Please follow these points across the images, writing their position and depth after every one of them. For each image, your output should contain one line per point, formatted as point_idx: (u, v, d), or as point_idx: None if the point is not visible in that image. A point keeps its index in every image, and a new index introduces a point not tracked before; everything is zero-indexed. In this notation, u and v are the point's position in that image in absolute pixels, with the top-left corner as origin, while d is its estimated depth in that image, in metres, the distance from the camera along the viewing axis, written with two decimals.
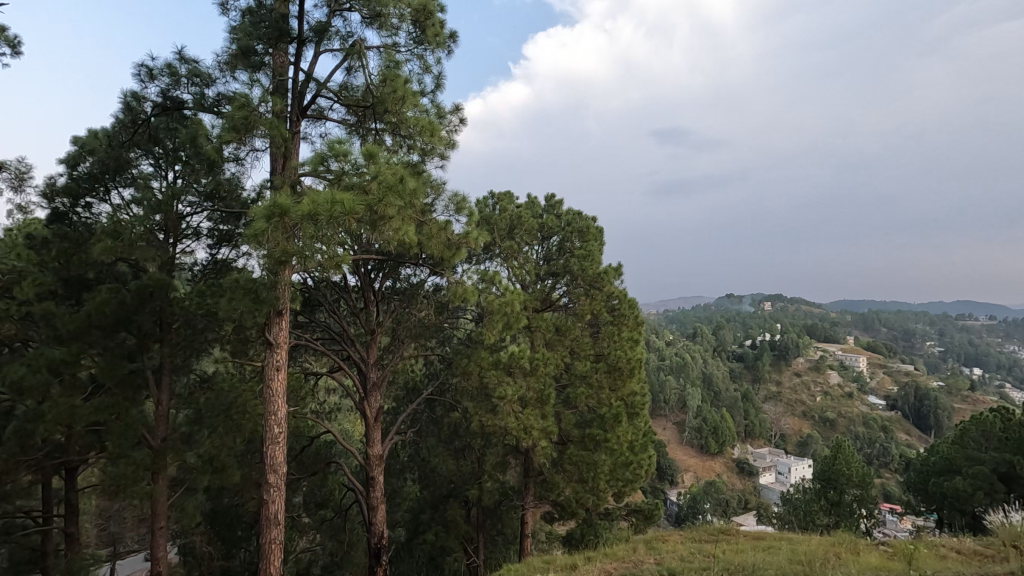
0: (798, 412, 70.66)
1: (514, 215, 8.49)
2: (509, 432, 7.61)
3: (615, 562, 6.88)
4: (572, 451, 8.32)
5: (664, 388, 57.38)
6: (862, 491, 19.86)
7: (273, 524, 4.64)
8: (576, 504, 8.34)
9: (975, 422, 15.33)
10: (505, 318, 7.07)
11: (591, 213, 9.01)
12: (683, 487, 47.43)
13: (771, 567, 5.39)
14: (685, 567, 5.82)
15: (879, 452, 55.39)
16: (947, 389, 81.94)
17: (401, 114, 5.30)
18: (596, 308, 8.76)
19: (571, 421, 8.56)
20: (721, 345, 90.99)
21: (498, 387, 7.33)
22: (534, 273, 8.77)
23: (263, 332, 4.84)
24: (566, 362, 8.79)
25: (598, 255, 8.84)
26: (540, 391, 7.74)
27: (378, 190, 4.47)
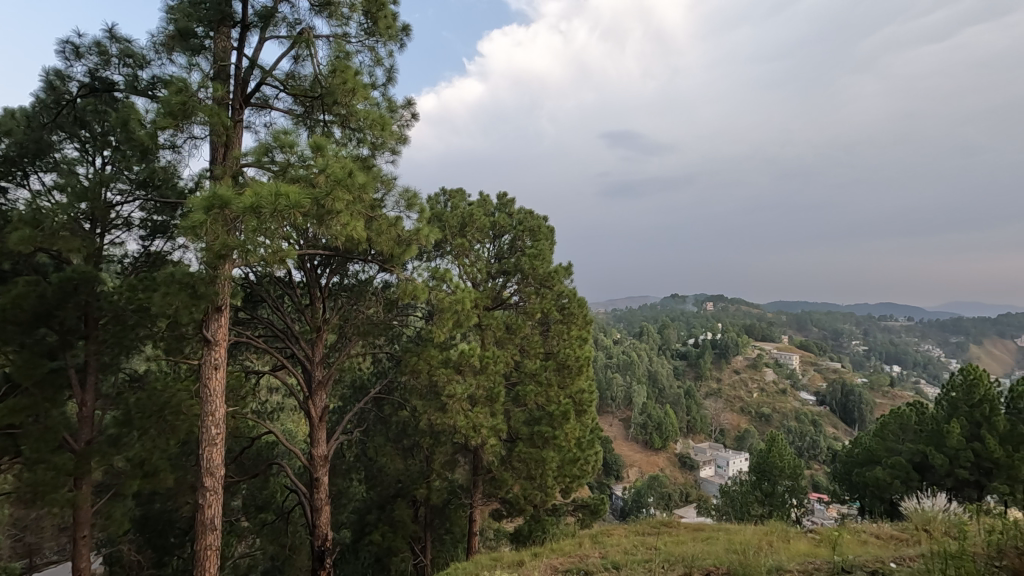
0: (737, 407, 73.86)
1: (465, 213, 8.50)
2: (458, 431, 7.61)
3: (561, 557, 7.02)
4: (521, 448, 8.40)
5: (611, 385, 58.80)
6: (794, 482, 21.02)
7: (210, 530, 4.45)
8: (523, 500, 8.55)
9: (894, 416, 16.67)
10: (455, 317, 7.02)
11: (543, 213, 9.13)
12: (628, 482, 48.72)
13: (710, 557, 5.67)
14: (628, 560, 6.01)
15: (809, 445, 58.67)
16: (870, 386, 87.80)
17: (350, 106, 5.16)
18: (546, 306, 8.88)
19: (520, 418, 8.64)
20: (666, 343, 93.93)
21: (447, 385, 7.34)
22: (485, 271, 8.76)
23: (201, 329, 4.63)
24: (516, 360, 8.89)
25: (548, 255, 8.97)
26: (489, 389, 7.83)
27: (325, 184, 4.34)
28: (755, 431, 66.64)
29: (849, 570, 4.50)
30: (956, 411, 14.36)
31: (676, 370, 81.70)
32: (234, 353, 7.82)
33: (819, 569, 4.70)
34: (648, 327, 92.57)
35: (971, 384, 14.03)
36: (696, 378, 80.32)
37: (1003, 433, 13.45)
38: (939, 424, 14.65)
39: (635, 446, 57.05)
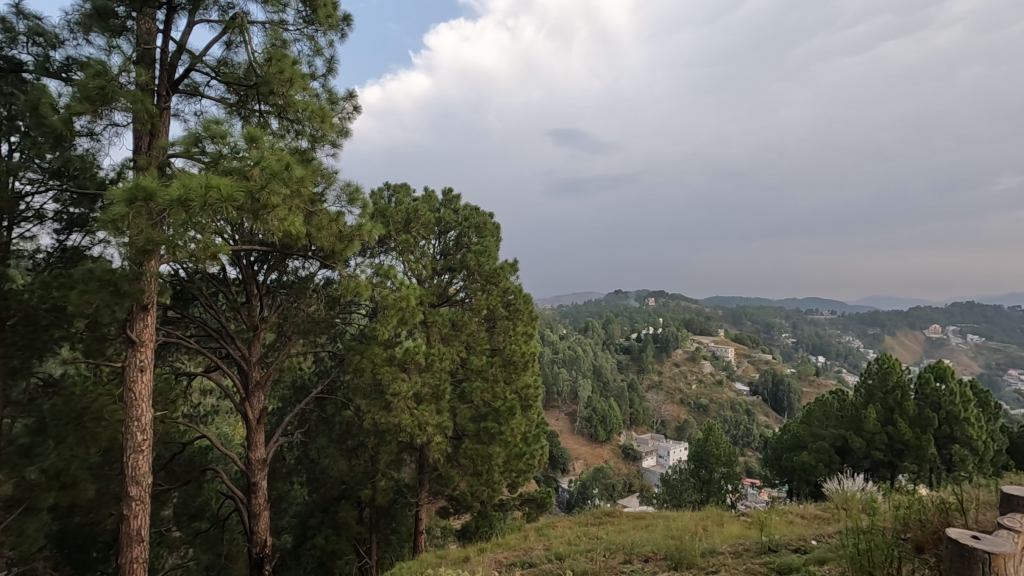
0: (677, 399, 76.96)
1: (410, 209, 8.69)
2: (403, 429, 7.75)
3: (507, 551, 7.39)
4: (467, 445, 8.73)
5: (557, 380, 60.28)
6: (728, 470, 22.36)
7: (136, 541, 4.47)
8: (471, 497, 8.78)
9: (819, 404, 18.70)
10: (400, 314, 7.10)
11: (488, 211, 9.45)
12: (575, 474, 50.14)
13: (648, 544, 6.20)
14: (570, 550, 6.49)
15: (743, 433, 62.12)
16: (798, 376, 93.71)
17: (289, 96, 5.22)
18: (492, 303, 9.11)
19: (466, 415, 8.85)
20: (612, 338, 96.71)
21: (392, 383, 7.41)
22: (430, 267, 8.94)
23: (124, 329, 4.59)
24: (462, 357, 8.99)
25: (493, 251, 9.25)
26: (435, 387, 8.06)
27: (260, 177, 4.40)
28: (695, 422, 69.83)
29: (774, 550, 5.30)
30: (872, 397, 15.83)
31: (620, 364, 84.32)
32: (162, 355, 7.60)
33: (748, 549, 5.43)
34: (594, 322, 94.70)
35: (885, 371, 15.38)
36: (638, 371, 83.27)
37: (912, 416, 14.98)
38: (858, 409, 16.12)
39: (581, 439, 58.60)
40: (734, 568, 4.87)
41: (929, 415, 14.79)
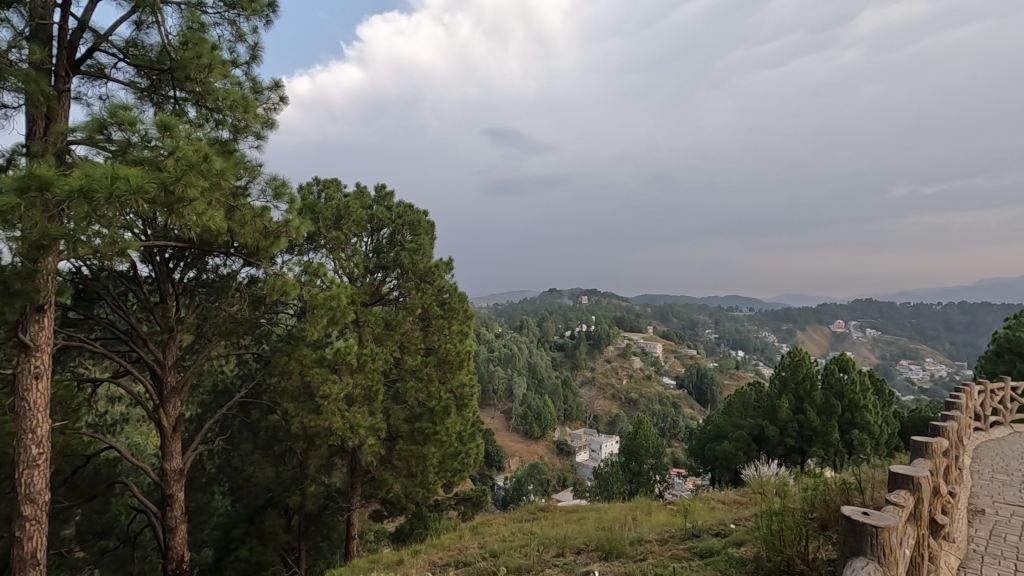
0: (609, 394, 79.23)
1: (341, 205, 8.14)
2: (333, 432, 7.39)
3: (442, 552, 7.36)
4: (401, 446, 8.53)
5: (492, 378, 60.67)
6: (657, 461, 23.39)
7: (31, 566, 4.05)
8: (405, 499, 8.68)
9: (739, 396, 19.92)
10: (330, 313, 6.77)
11: (422, 208, 9.29)
12: (510, 471, 50.62)
13: (579, 536, 6.42)
14: (504, 547, 6.62)
15: (669, 426, 64.98)
16: (720, 370, 99.21)
17: (208, 84, 4.93)
18: (427, 301, 8.99)
19: (401, 416, 8.67)
20: (546, 335, 98.31)
21: (322, 386, 7.12)
22: (362, 266, 8.60)
23: (16, 331, 4.08)
24: (395, 357, 8.81)
25: (428, 249, 9.13)
26: (367, 388, 7.82)
27: (175, 169, 4.03)
28: (625, 416, 72.32)
29: (697, 535, 5.63)
30: (785, 388, 17.00)
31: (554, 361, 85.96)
32: (62, 360, 6.84)
33: (674, 536, 5.73)
34: (529, 320, 95.55)
35: (796, 364, 16.60)
36: (572, 368, 85.23)
37: (819, 405, 16.27)
38: (772, 400, 17.28)
39: (516, 436, 59.15)
40: (661, 554, 5.10)
41: (834, 404, 16.10)
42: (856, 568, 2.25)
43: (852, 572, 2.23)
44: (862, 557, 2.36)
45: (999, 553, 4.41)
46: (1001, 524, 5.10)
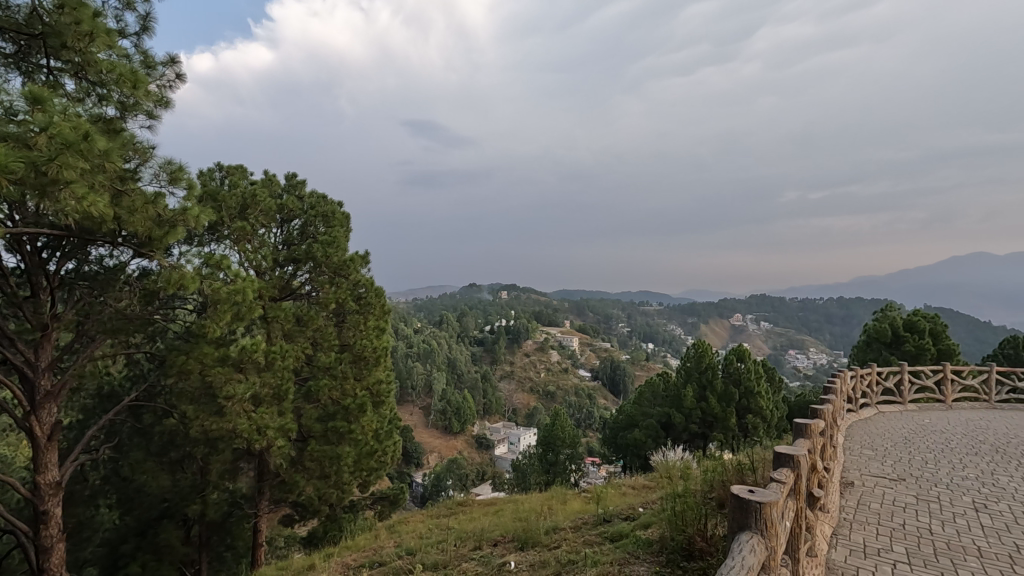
0: (527, 387, 80.20)
1: (247, 192, 6.76)
2: (237, 436, 5.89)
3: (356, 553, 6.86)
4: (314, 446, 7.18)
5: (410, 373, 59.49)
6: (573, 450, 23.83)
7: None
8: (318, 502, 7.39)
9: (649, 386, 20.94)
10: (235, 308, 5.26)
11: (338, 199, 8.01)
12: (428, 467, 49.81)
13: (497, 528, 6.18)
14: (421, 543, 6.24)
15: (585, 416, 66.69)
16: (632, 361, 103.51)
17: (89, 55, 3.70)
18: (342, 297, 7.62)
19: (312, 415, 7.33)
20: (465, 329, 97.90)
21: (225, 386, 5.55)
22: (271, 259, 7.16)
23: None
24: (306, 355, 7.52)
25: (343, 242, 7.80)
26: (277, 387, 6.32)
27: (49, 149, 2.97)
28: (543, 408, 73.47)
29: (608, 520, 5.54)
30: (690, 378, 17.76)
31: (474, 355, 85.87)
32: None
33: (587, 522, 5.62)
34: (448, 314, 94.59)
35: (700, 355, 17.49)
36: (491, 362, 85.49)
37: (720, 392, 17.17)
38: (678, 389, 18.05)
39: (435, 431, 57.98)
40: (574, 541, 4.95)
41: (732, 391, 17.09)
42: (742, 545, 2.11)
43: (738, 549, 2.08)
44: (747, 532, 2.22)
45: (864, 519, 4.63)
46: (867, 494, 5.42)
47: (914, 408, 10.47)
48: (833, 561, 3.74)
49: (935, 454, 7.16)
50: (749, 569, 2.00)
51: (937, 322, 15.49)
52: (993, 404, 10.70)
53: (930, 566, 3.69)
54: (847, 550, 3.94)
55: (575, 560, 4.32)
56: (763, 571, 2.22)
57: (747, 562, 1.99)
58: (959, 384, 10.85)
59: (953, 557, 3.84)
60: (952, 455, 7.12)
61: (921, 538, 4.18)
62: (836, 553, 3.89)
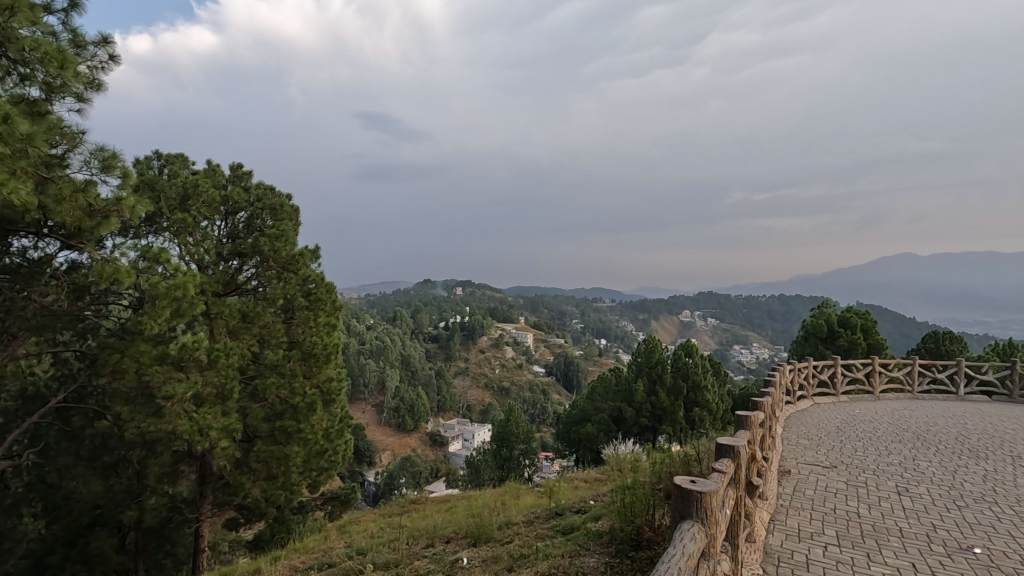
0: (482, 383, 80.45)
1: (188, 182, 6.59)
2: (177, 437, 5.75)
3: (304, 555, 6.90)
4: (260, 447, 7.01)
5: (363, 370, 58.58)
6: (527, 446, 24.25)
7: None
8: (264, 504, 7.26)
9: (602, 381, 21.70)
10: (176, 305, 5.15)
11: (287, 191, 7.95)
12: (381, 465, 49.22)
13: (449, 525, 6.39)
14: (371, 543, 6.38)
15: (539, 412, 67.52)
16: (584, 357, 105.40)
17: (9, 30, 3.42)
18: (290, 292, 7.53)
19: (259, 414, 7.21)
20: (419, 326, 97.03)
21: (163, 385, 5.34)
22: (215, 253, 6.97)
23: None
24: (253, 352, 7.35)
25: (293, 235, 7.68)
26: (220, 387, 6.18)
27: None
28: (498, 404, 73.87)
29: (560, 513, 5.85)
30: (641, 372, 18.62)
31: (428, 352, 85.28)
32: None
33: (539, 516, 5.91)
34: (403, 311, 93.59)
35: (650, 350, 18.23)
36: (446, 359, 85.17)
37: (669, 386, 17.99)
38: (629, 383, 18.85)
39: (388, 429, 57.39)
40: (526, 535, 5.23)
41: (680, 385, 17.83)
42: (684, 532, 2.37)
43: (681, 537, 2.33)
44: (689, 520, 2.48)
45: (799, 505, 5.12)
46: (802, 481, 5.95)
47: (845, 398, 11.33)
48: (772, 545, 4.16)
49: (863, 442, 7.86)
50: (690, 555, 2.25)
51: (869, 317, 16.67)
52: (914, 395, 11.69)
53: (855, 546, 4.15)
54: (784, 535, 4.37)
55: (526, 555, 4.60)
56: (704, 556, 2.47)
57: (688, 550, 2.24)
58: (886, 376, 11.76)
59: (877, 538, 4.33)
60: (879, 443, 7.84)
61: (850, 522, 4.68)
62: (774, 538, 4.32)
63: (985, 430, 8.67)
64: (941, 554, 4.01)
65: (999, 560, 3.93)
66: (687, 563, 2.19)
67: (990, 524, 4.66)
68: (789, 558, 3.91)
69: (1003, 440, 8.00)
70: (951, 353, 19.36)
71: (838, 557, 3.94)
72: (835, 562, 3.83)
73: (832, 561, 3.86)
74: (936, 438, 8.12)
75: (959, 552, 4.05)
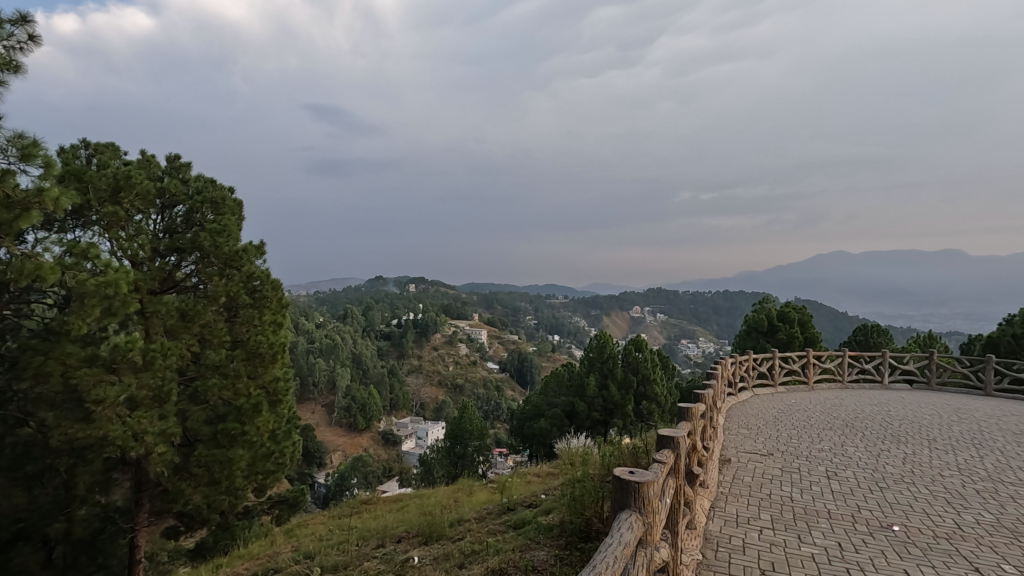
0: (435, 381, 79.73)
1: (120, 173, 6.01)
2: (107, 444, 5.24)
3: (248, 561, 6.61)
4: (200, 451, 6.49)
5: (312, 370, 56.91)
6: (480, 442, 24.23)
7: None
8: (207, 510, 6.80)
9: (554, 376, 21.94)
10: (106, 304, 4.80)
11: (228, 183, 7.45)
12: (331, 466, 47.92)
13: (402, 524, 6.28)
14: (319, 546, 6.19)
15: (492, 408, 67.49)
16: (537, 353, 106.19)
17: None
18: (233, 290, 7.08)
19: (200, 417, 6.66)
20: (371, 323, 95.11)
21: (93, 389, 4.89)
22: (151, 248, 6.49)
23: None
24: (192, 353, 6.85)
25: (236, 231, 7.24)
26: (157, 389, 5.63)
27: None
28: (451, 401, 73.43)
29: (512, 508, 5.86)
30: (592, 367, 18.93)
31: (380, 350, 83.72)
32: None
33: (490, 512, 5.91)
34: (353, 308, 91.56)
35: (602, 345, 18.56)
36: (398, 356, 83.86)
37: (619, 380, 18.40)
38: (581, 378, 19.14)
39: (338, 429, 55.96)
40: (478, 531, 5.20)
41: (630, 379, 18.26)
42: (621, 522, 2.35)
43: (618, 526, 2.30)
44: (627, 510, 2.47)
45: (737, 491, 5.32)
46: (741, 468, 6.19)
47: (782, 389, 11.85)
48: (711, 531, 4.29)
49: (798, 430, 8.26)
50: (627, 543, 2.20)
51: (805, 312, 17.56)
52: (844, 384, 12.38)
53: (788, 528, 4.36)
54: (723, 521, 4.51)
55: (477, 551, 4.60)
56: (641, 544, 2.45)
57: (625, 538, 2.19)
58: (819, 367, 12.37)
59: (808, 520, 4.56)
60: (811, 431, 8.27)
61: (783, 506, 4.91)
62: (713, 523, 4.45)
63: (906, 416, 9.29)
64: (863, 533, 4.27)
65: (914, 536, 4.22)
66: (623, 551, 2.13)
67: (907, 503, 5.00)
68: (727, 543, 4.04)
69: (921, 425, 8.61)
70: (878, 345, 20.64)
71: (771, 539, 4.12)
72: (769, 545, 4.00)
73: (766, 544, 4.03)
74: (862, 424, 8.65)
75: (879, 530, 4.32)
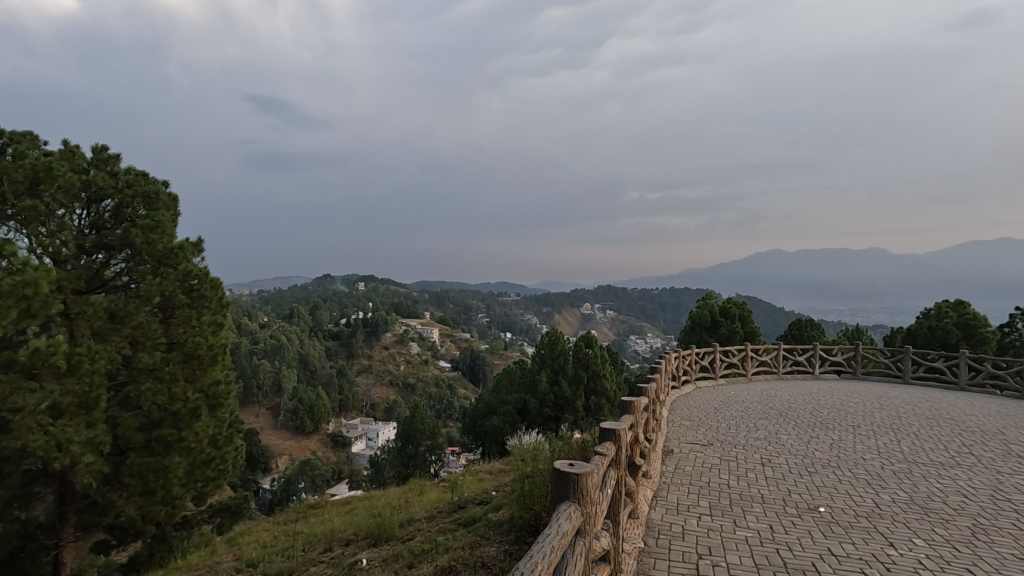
0: (386, 380, 78.43)
1: (38, 164, 5.77)
2: (28, 455, 4.97)
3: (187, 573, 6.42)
4: (133, 460, 6.23)
5: (256, 372, 54.94)
6: (432, 441, 24.15)
7: None
8: (141, 523, 6.38)
9: (506, 373, 22.19)
10: (23, 305, 4.62)
11: (162, 177, 7.17)
12: (276, 472, 46.41)
13: (350, 528, 6.29)
14: (262, 554, 6.13)
15: (444, 407, 67.03)
16: (489, 351, 106.24)
17: None
18: (167, 289, 6.84)
19: (132, 424, 6.43)
20: (318, 323, 92.62)
21: (9, 396, 4.68)
22: (75, 246, 6.19)
23: None
24: (123, 356, 6.58)
25: (171, 228, 6.97)
26: (82, 395, 5.37)
27: None
28: (403, 401, 72.49)
29: (462, 506, 6.01)
30: (544, 364, 19.28)
31: (328, 350, 81.63)
32: None
33: (441, 510, 6.03)
34: (299, 307, 88.87)
35: (553, 342, 18.97)
36: (348, 356, 82.06)
37: (570, 376, 18.83)
38: (533, 374, 19.47)
39: (284, 433, 54.23)
40: (427, 531, 5.32)
41: (580, 374, 18.73)
42: (561, 512, 2.42)
43: (557, 517, 2.36)
44: (566, 502, 2.55)
45: (679, 480, 5.66)
46: (683, 459, 6.55)
47: (721, 381, 12.47)
48: (654, 520, 4.56)
49: (736, 421, 8.79)
50: (564, 533, 2.26)
51: (744, 308, 18.45)
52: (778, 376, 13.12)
53: (725, 514, 4.71)
54: (665, 509, 4.81)
55: (427, 550, 4.71)
56: (579, 533, 2.53)
57: (563, 528, 2.26)
58: (755, 360, 13.05)
59: (743, 505, 4.93)
60: (749, 420, 8.81)
61: (721, 493, 5.27)
62: (656, 512, 4.73)
63: (833, 405, 10.03)
64: (792, 515, 4.67)
65: (838, 516, 4.65)
66: (561, 540, 2.20)
67: (833, 486, 5.48)
68: (668, 530, 4.33)
69: (846, 413, 9.31)
70: (810, 339, 21.91)
71: (709, 525, 4.44)
72: (707, 530, 4.32)
73: (704, 529, 4.35)
74: (795, 413, 9.28)
75: (807, 512, 4.73)
